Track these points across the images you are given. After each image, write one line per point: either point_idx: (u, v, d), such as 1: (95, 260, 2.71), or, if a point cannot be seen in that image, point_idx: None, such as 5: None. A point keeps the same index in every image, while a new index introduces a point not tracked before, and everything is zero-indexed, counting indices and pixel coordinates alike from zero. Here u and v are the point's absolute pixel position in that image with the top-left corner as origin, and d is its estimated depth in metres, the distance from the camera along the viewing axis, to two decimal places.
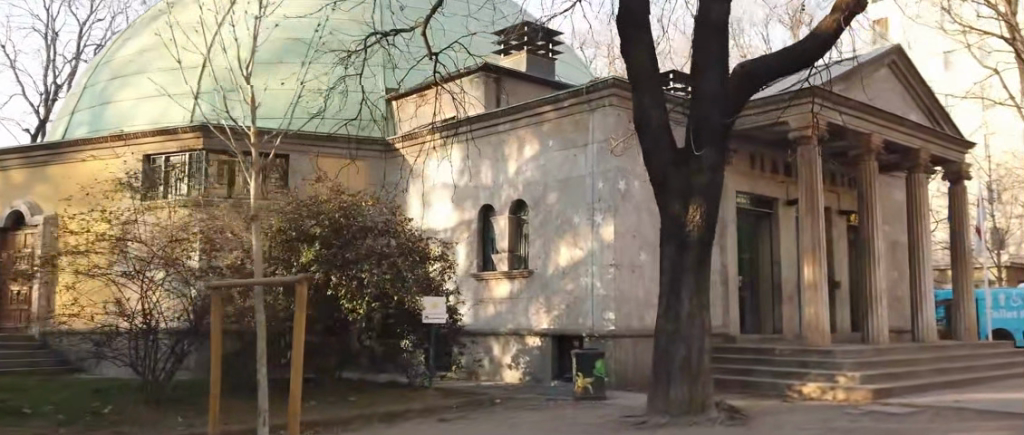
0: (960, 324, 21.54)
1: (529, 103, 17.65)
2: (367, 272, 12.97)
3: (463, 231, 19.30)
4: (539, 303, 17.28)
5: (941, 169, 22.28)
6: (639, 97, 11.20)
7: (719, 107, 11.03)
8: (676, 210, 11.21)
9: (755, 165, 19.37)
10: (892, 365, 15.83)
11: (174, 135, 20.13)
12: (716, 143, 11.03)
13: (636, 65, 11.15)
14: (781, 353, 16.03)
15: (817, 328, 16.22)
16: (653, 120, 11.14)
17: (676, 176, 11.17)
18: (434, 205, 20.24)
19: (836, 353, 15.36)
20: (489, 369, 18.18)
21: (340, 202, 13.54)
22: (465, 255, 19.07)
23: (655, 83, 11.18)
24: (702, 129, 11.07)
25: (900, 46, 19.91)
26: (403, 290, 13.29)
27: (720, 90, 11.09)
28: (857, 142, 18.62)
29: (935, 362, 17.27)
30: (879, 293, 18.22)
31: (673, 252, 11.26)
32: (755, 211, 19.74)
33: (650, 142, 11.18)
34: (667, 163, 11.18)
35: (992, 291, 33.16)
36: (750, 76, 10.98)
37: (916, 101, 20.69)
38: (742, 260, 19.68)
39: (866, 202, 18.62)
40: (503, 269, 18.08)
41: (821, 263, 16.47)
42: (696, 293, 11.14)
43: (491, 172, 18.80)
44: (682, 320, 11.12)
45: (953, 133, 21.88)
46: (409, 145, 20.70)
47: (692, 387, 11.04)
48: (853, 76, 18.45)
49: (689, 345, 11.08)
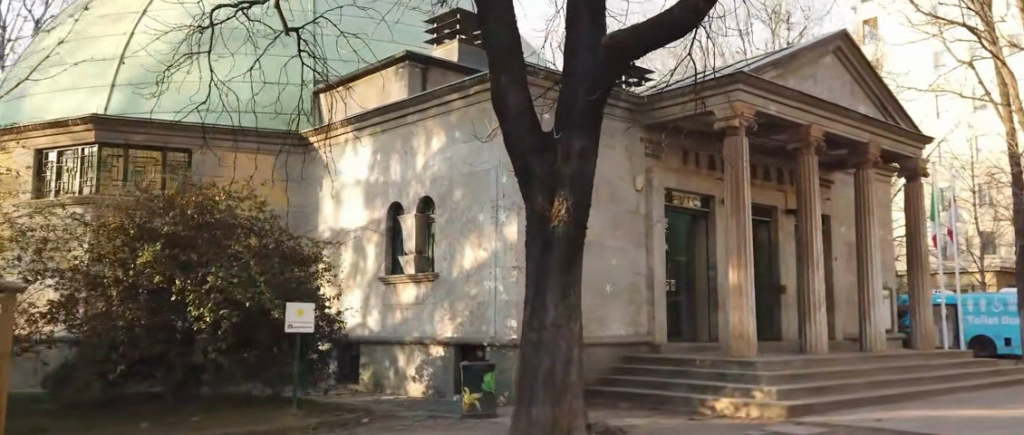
0: (914, 331, 20.06)
1: (434, 92, 16.33)
2: (213, 276, 11.55)
3: (373, 231, 17.84)
4: (443, 308, 15.84)
5: (896, 164, 20.82)
6: (497, 72, 9.73)
7: (587, 85, 9.61)
8: (540, 204, 9.75)
9: (689, 158, 18.02)
10: (823, 378, 14.45)
11: (66, 128, 18.72)
12: (581, 128, 9.64)
13: (491, 38, 9.70)
14: (701, 364, 14.63)
15: (742, 336, 14.76)
16: (515, 100, 9.67)
17: (539, 164, 9.71)
18: (346, 203, 18.80)
19: (758, 364, 13.94)
20: (394, 381, 16.69)
21: (194, 197, 12.32)
22: (374, 257, 17.66)
23: (516, 60, 9.73)
24: (569, 110, 9.74)
25: (847, 31, 18.47)
26: (254, 293, 11.74)
27: (589, 66, 9.65)
28: (796, 135, 17.18)
29: (876, 375, 15.79)
30: (819, 298, 16.71)
31: (538, 251, 9.78)
32: (689, 210, 18.41)
33: (509, 125, 9.72)
34: (529, 149, 9.71)
35: (974, 296, 33.11)
36: (620, 49, 9.44)
37: (866, 91, 19.25)
38: (675, 262, 18.35)
39: (805, 199, 17.16)
40: (410, 272, 16.64)
41: (746, 266, 15.03)
42: (562, 297, 9.68)
43: (400, 167, 17.36)
44: (547, 329, 9.69)
45: (908, 126, 20.44)
46: (324, 139, 19.45)
47: (556, 408, 9.58)
48: (791, 63, 17.02)
49: (554, 359, 9.64)
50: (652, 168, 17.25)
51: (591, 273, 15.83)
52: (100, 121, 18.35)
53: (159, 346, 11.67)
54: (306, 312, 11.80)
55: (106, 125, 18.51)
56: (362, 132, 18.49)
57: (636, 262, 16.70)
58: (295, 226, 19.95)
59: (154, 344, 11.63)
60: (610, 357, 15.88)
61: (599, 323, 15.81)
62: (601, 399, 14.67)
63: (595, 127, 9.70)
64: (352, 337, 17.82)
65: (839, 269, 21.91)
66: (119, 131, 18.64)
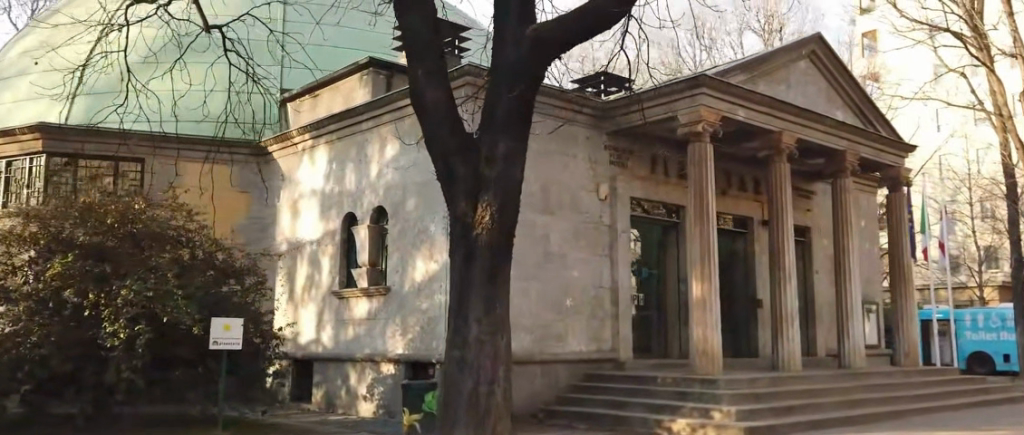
0: (898, 347, 19.19)
1: (386, 98, 15.71)
2: (125, 290, 10.87)
3: (327, 243, 17.13)
4: (395, 324, 15.07)
5: (878, 173, 20.09)
6: (413, 65, 9.01)
7: (510, 79, 8.94)
8: (464, 211, 9.02)
9: (657, 167, 17.30)
10: (791, 398, 13.65)
11: (14, 136, 18.14)
12: (505, 128, 8.96)
13: (409, 30, 9.00)
14: (663, 382, 13.82)
15: (706, 353, 13.99)
16: (434, 96, 8.94)
17: (462, 165, 8.98)
18: (303, 215, 18.08)
19: (720, 382, 13.17)
20: (346, 400, 15.90)
21: (117, 205, 11.73)
22: (329, 270, 16.93)
23: (436, 54, 9.04)
24: (492, 107, 9.05)
25: (822, 35, 17.79)
26: (170, 306, 10.98)
27: (513, 60, 8.97)
28: (767, 142, 16.46)
29: (852, 394, 14.97)
30: (792, 313, 15.90)
31: (460, 262, 9.05)
32: (659, 220, 17.70)
33: (427, 123, 9.00)
34: (450, 151, 8.99)
35: (972, 310, 33.07)
36: (544, 43, 8.79)
37: (844, 98, 18.56)
38: (645, 275, 17.60)
39: (777, 209, 16.41)
40: (363, 286, 15.90)
41: (710, 278, 14.29)
42: (486, 311, 8.92)
43: (355, 177, 16.67)
44: (470, 346, 8.90)
45: (890, 134, 19.71)
46: (282, 149, 18.84)
47: (479, 432, 8.77)
48: (761, 67, 16.34)
49: (477, 377, 8.85)
50: (617, 176, 16.51)
51: (551, 286, 15.09)
52: (49, 129, 17.88)
53: (70, 365, 10.92)
54: (231, 328, 11.16)
55: (56, 134, 18.00)
56: (319, 141, 17.85)
57: (599, 275, 15.93)
58: (239, 234, 19.19)
59: (65, 362, 10.89)
60: (569, 375, 15.06)
61: (558, 340, 15.02)
62: (557, 420, 13.85)
63: (521, 125, 9.00)
64: (305, 353, 17.10)
65: (821, 283, 21.13)
66: (68, 140, 18.12)
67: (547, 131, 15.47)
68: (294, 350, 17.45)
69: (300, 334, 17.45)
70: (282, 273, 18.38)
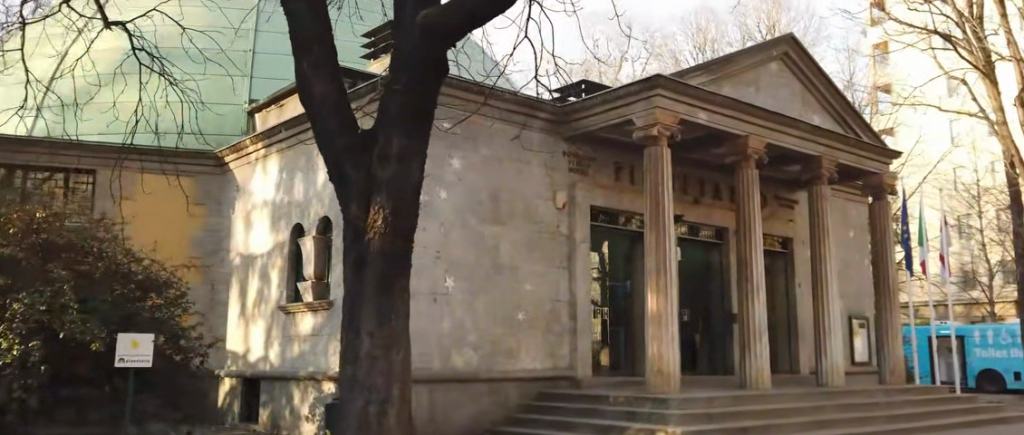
0: (883, 364, 18.21)
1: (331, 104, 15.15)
2: (18, 304, 11.27)
3: (277, 255, 16.44)
4: (337, 340, 14.31)
5: (861, 181, 19.19)
6: (299, 54, 8.33)
7: (405, 71, 8.20)
8: (356, 216, 8.27)
9: (622, 175, 16.51)
10: (750, 418, 12.78)
11: None
12: (398, 126, 8.22)
13: (295, 20, 8.32)
14: (615, 401, 12.98)
15: (660, 371, 13.15)
16: (321, 89, 8.25)
17: (353, 166, 8.26)
18: (256, 227, 17.42)
19: (672, 401, 12.32)
20: (291, 420, 15.13)
21: (27, 219, 12.10)
22: (277, 284, 16.24)
23: (325, 44, 8.39)
24: (387, 102, 8.32)
25: (795, 36, 16.97)
26: (65, 323, 11.36)
27: (406, 52, 8.24)
28: (735, 147, 15.61)
29: (824, 414, 14.02)
30: (761, 327, 14.98)
31: (353, 269, 8.28)
32: (625, 231, 16.88)
33: (313, 117, 8.29)
34: (340, 150, 8.26)
35: (982, 325, 31.80)
36: (437, 30, 8.05)
37: (821, 102, 17.71)
38: (611, 288, 16.75)
39: (746, 218, 15.53)
40: (307, 301, 15.14)
41: (666, 291, 13.45)
42: (378, 325, 8.08)
43: (302, 187, 16.00)
44: (361, 362, 8.08)
45: (872, 140, 18.81)
46: (238, 159, 18.21)
47: None
48: (725, 69, 15.55)
49: (367, 397, 8.00)
50: (576, 184, 15.71)
51: (501, 300, 14.28)
52: None
53: None
54: (141, 343, 10.73)
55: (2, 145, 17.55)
56: (271, 150, 17.22)
57: (556, 288, 15.10)
58: (195, 247, 18.43)
59: None
60: (520, 394, 14.21)
61: (509, 357, 14.20)
62: None
63: (417, 120, 8.25)
64: (254, 370, 16.38)
65: (804, 296, 20.14)
66: (17, 152, 17.62)
67: (499, 137, 14.72)
68: (244, 368, 16.73)
69: (250, 351, 16.73)
70: (235, 289, 17.70)
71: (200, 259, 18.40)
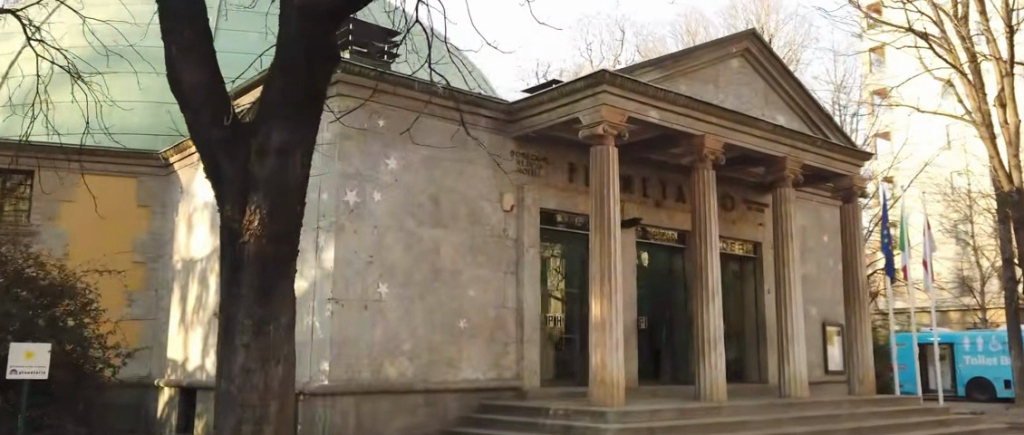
0: (853, 373, 17.47)
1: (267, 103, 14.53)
2: None
3: (215, 260, 15.77)
4: None
5: (831, 183, 18.50)
6: (169, 39, 7.68)
7: (283, 58, 7.47)
8: (234, 216, 7.54)
9: (576, 176, 15.83)
10: (695, 432, 12.07)
11: None
12: (277, 118, 7.50)
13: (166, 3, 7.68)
14: (554, 414, 12.24)
15: (604, 382, 12.42)
16: (192, 80, 7.61)
17: (229, 163, 7.56)
18: (196, 230, 16.74)
19: (610, 414, 11.60)
20: None
21: None
22: (214, 289, 15.56)
23: (198, 29, 7.75)
24: (267, 92, 7.60)
25: (758, 31, 16.27)
26: None
27: (285, 37, 7.51)
28: (691, 146, 14.90)
29: (778, 427, 13.27)
30: (716, 336, 14.25)
31: (228, 274, 7.52)
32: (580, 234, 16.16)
33: (184, 109, 7.64)
34: (216, 145, 7.59)
35: (971, 332, 31.02)
36: (313, 11, 7.27)
37: (786, 100, 17.01)
38: (567, 295, 16.00)
39: (703, 221, 14.81)
40: None
41: (610, 297, 12.75)
42: (255, 334, 7.27)
43: None
44: (235, 377, 7.26)
45: (840, 141, 18.10)
46: (181, 160, 17.53)
47: None
48: (681, 66, 14.86)
49: (240, 414, 7.21)
50: (525, 185, 14.98)
51: (440, 307, 13.57)
52: None
53: None
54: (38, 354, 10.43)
55: None
56: None
57: (502, 294, 14.39)
58: (138, 251, 17.73)
59: None
60: (460, 406, 13.49)
61: (449, 367, 13.49)
62: None
63: (297, 112, 7.54)
64: (191, 379, 15.67)
65: (773, 304, 19.41)
66: None
67: (442, 137, 14.09)
68: (182, 377, 16.05)
69: (188, 360, 16.02)
70: (176, 295, 16.99)
71: (143, 265, 17.70)
